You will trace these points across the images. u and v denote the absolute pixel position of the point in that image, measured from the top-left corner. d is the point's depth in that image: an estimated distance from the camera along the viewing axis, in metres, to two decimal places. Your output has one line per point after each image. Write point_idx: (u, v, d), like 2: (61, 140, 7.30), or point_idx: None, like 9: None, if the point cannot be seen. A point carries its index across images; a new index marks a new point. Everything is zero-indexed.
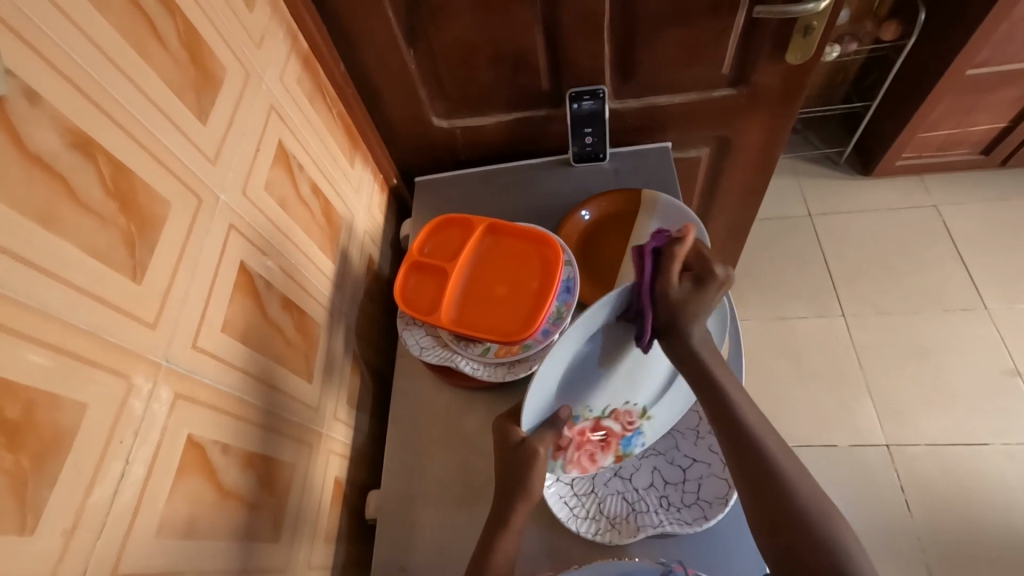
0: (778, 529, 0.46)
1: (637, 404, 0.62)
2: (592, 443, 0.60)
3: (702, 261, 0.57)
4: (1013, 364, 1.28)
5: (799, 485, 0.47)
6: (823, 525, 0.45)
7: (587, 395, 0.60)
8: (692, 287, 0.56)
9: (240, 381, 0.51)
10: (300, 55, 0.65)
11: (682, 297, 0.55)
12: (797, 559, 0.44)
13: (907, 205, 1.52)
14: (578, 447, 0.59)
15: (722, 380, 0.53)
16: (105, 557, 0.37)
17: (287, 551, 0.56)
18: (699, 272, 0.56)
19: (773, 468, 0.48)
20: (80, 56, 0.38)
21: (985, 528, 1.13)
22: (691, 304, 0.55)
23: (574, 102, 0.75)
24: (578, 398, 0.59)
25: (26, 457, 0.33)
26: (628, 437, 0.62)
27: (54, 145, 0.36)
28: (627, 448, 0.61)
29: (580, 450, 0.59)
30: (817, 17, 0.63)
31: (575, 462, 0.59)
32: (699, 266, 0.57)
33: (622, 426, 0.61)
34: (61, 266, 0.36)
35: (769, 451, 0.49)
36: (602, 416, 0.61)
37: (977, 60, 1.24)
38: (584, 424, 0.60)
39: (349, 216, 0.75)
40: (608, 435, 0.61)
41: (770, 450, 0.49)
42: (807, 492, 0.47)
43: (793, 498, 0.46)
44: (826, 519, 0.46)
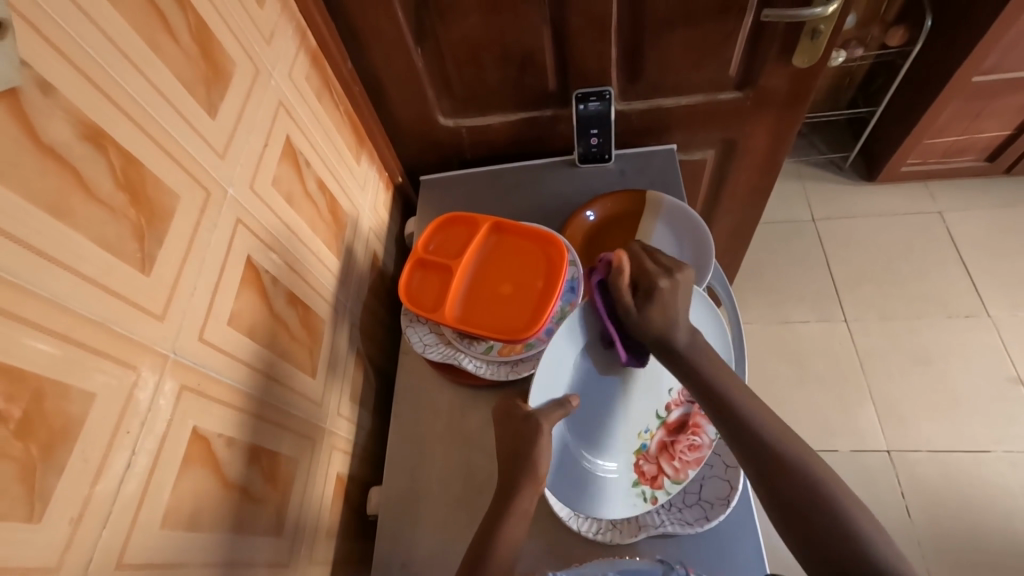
0: (804, 529, 0.43)
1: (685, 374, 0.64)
2: (680, 439, 0.61)
3: (647, 275, 0.60)
4: (1017, 371, 1.27)
5: (810, 477, 0.45)
6: (840, 519, 0.43)
7: (630, 423, 0.63)
8: (648, 301, 0.59)
9: (246, 375, 0.52)
10: (308, 53, 0.66)
11: (644, 313, 0.58)
12: (820, 556, 0.42)
13: (912, 211, 1.51)
14: (672, 458, 0.61)
15: (705, 368, 0.54)
16: (110, 547, 0.37)
17: (289, 546, 0.56)
18: (647, 289, 0.59)
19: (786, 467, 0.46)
20: (94, 49, 0.39)
21: (987, 534, 1.12)
22: (649, 319, 0.58)
23: (580, 103, 0.75)
24: (628, 433, 0.62)
25: (35, 445, 0.33)
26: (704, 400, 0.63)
27: (66, 137, 0.37)
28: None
29: (678, 456, 0.60)
30: (824, 22, 0.63)
31: (685, 464, 0.60)
32: (647, 284, 0.59)
33: (688, 403, 0.63)
34: (70, 257, 0.36)
35: (779, 449, 0.47)
36: (666, 416, 0.63)
37: (983, 66, 1.24)
38: (659, 438, 0.62)
39: (355, 213, 0.75)
40: (686, 419, 0.62)
41: (782, 448, 0.47)
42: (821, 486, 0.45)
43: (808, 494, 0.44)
44: (842, 511, 0.43)
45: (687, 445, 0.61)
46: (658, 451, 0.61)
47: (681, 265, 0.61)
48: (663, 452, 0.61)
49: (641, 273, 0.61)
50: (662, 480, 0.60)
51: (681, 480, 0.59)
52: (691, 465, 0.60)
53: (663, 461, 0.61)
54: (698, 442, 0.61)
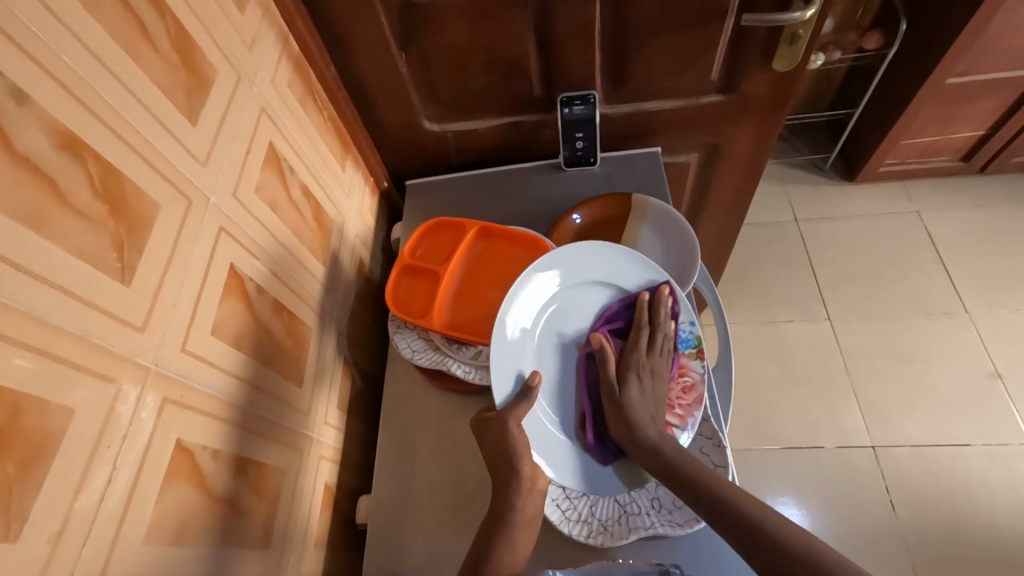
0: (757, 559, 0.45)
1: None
2: (671, 387, 0.63)
3: (634, 358, 0.63)
4: (995, 367, 1.30)
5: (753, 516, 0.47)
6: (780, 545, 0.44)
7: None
8: (632, 385, 0.61)
9: (232, 385, 0.51)
10: (291, 58, 0.65)
11: (625, 395, 0.60)
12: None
13: (891, 211, 1.54)
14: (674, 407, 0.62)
15: (668, 449, 0.55)
16: (91, 565, 0.36)
17: (277, 559, 0.55)
18: (631, 372, 0.62)
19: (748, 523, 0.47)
20: (70, 57, 0.38)
21: (970, 529, 1.14)
22: (627, 402, 0.60)
23: (565, 108, 0.75)
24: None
25: (12, 463, 0.32)
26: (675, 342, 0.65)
27: (43, 147, 0.36)
28: (686, 347, 0.65)
29: (677, 403, 0.63)
30: (803, 27, 0.64)
31: (688, 408, 0.62)
32: (634, 366, 0.62)
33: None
34: (48, 269, 0.35)
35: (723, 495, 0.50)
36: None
37: (957, 70, 1.26)
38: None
39: (340, 219, 0.75)
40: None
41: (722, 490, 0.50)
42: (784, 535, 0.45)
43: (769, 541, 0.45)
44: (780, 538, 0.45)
45: (679, 389, 0.64)
46: None
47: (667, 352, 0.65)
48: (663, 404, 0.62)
49: (628, 354, 0.64)
50: (676, 432, 0.61)
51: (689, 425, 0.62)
52: (694, 404, 0.62)
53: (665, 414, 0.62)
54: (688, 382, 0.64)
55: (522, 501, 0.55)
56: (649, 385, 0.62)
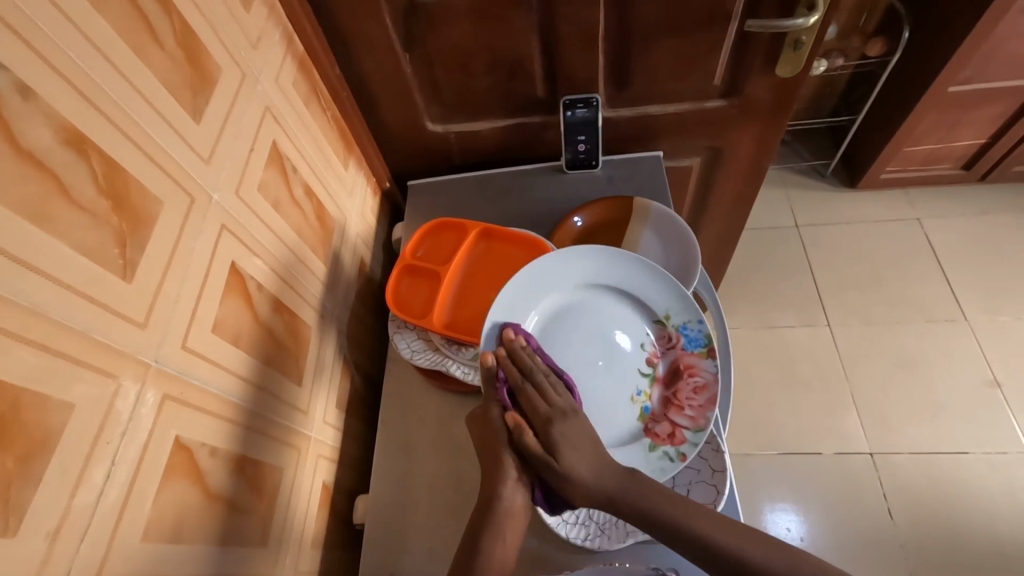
0: None
1: (651, 328, 0.64)
2: (681, 387, 0.61)
3: (544, 416, 0.58)
4: (994, 374, 1.30)
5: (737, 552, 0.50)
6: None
7: (622, 390, 0.62)
8: (561, 444, 0.57)
9: (231, 383, 0.51)
10: (295, 58, 0.65)
11: (565, 466, 0.56)
12: None
13: (892, 217, 1.54)
14: (683, 408, 0.60)
15: (628, 488, 0.54)
16: (89, 560, 0.36)
17: (275, 557, 0.55)
18: (552, 433, 0.58)
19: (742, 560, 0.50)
20: (76, 53, 0.38)
21: (967, 537, 1.14)
22: (569, 467, 0.56)
23: (568, 110, 0.76)
24: (622, 400, 0.61)
25: (12, 457, 0.33)
26: (683, 341, 0.62)
27: (47, 141, 0.36)
28: (695, 345, 0.61)
29: (688, 403, 0.60)
30: (807, 33, 0.64)
31: (700, 409, 0.59)
32: (548, 417, 0.58)
33: (669, 351, 0.62)
34: (51, 264, 0.35)
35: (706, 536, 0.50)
36: (654, 370, 0.62)
37: (960, 77, 1.27)
38: (660, 395, 0.61)
39: (342, 218, 0.75)
40: (677, 365, 0.62)
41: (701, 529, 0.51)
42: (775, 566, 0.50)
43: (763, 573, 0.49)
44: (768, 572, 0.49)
45: (690, 389, 0.60)
46: (663, 407, 0.61)
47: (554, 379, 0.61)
48: (670, 406, 0.61)
49: (532, 406, 0.59)
50: (684, 434, 0.59)
51: (701, 427, 0.58)
52: (706, 405, 0.59)
53: (674, 415, 0.60)
54: (699, 382, 0.60)
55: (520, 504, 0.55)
56: (573, 425, 0.58)
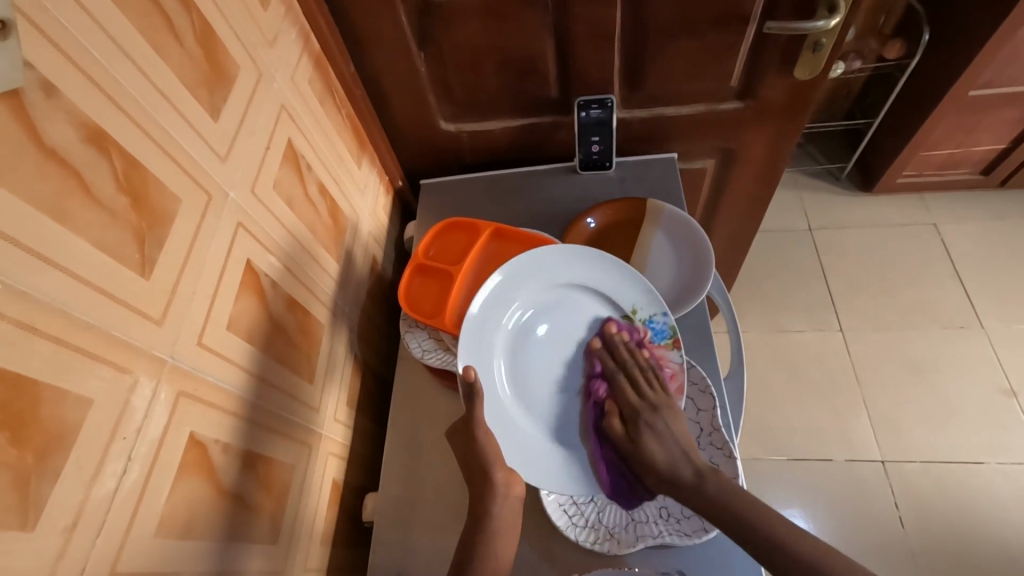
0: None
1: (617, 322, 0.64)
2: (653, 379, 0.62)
3: (635, 408, 0.59)
4: (1009, 383, 1.28)
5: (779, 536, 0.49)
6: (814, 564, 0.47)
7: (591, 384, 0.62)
8: (645, 434, 0.58)
9: (244, 381, 0.51)
10: (311, 56, 0.65)
11: (647, 454, 0.56)
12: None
13: (907, 222, 1.52)
14: None
15: (694, 477, 0.54)
16: (104, 555, 0.37)
17: (285, 553, 0.55)
18: (641, 419, 0.59)
19: (787, 552, 0.48)
20: (98, 51, 0.38)
21: (979, 547, 1.13)
22: (646, 450, 0.57)
23: (582, 111, 0.75)
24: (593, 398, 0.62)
25: (30, 452, 0.33)
26: (650, 334, 0.63)
27: (69, 138, 0.36)
28: (662, 338, 0.63)
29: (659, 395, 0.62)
30: (826, 35, 0.63)
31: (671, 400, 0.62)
32: (641, 412, 0.59)
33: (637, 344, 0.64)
34: (70, 259, 0.35)
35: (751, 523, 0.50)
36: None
37: (979, 81, 1.25)
38: None
39: (354, 216, 0.75)
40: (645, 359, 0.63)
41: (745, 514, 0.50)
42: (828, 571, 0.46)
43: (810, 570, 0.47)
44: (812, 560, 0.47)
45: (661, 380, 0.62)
46: None
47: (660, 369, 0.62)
48: None
49: (623, 399, 0.60)
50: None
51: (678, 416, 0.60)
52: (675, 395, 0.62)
53: None
54: (670, 373, 0.62)
55: (502, 507, 0.55)
56: (663, 417, 0.58)
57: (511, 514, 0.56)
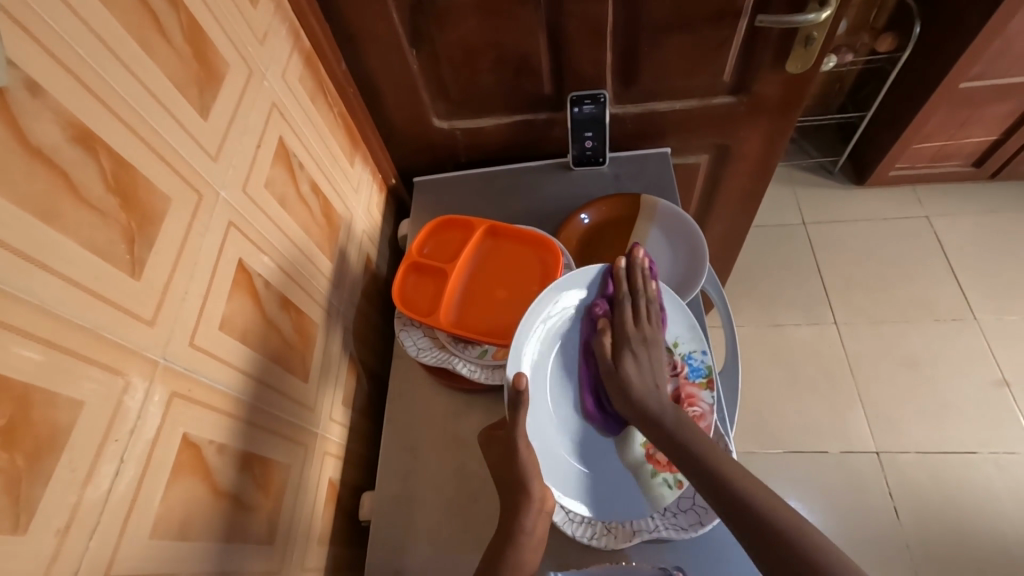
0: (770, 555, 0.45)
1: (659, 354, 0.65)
2: None
3: (625, 333, 0.62)
4: (1002, 374, 1.29)
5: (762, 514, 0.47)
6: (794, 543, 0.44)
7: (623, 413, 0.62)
8: (628, 358, 0.61)
9: (238, 380, 0.51)
10: (302, 53, 0.65)
11: (623, 374, 0.60)
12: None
13: (900, 215, 1.53)
14: None
15: (670, 420, 0.56)
16: (98, 557, 0.36)
17: (281, 553, 0.55)
18: (629, 343, 0.62)
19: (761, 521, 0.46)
20: (84, 49, 0.38)
21: (974, 537, 1.14)
22: (623, 371, 0.60)
23: (575, 107, 0.75)
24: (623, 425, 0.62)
25: (21, 455, 0.33)
26: (687, 369, 0.63)
27: (55, 138, 0.36)
28: (697, 376, 0.63)
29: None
30: (818, 28, 0.63)
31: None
32: (629, 343, 0.62)
33: (673, 378, 0.63)
34: (59, 261, 0.35)
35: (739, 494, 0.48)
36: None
37: (971, 74, 1.25)
38: None
39: (348, 215, 0.75)
40: (678, 394, 0.62)
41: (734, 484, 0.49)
42: (764, 511, 0.47)
43: (746, 507, 0.47)
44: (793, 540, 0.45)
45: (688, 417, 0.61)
46: None
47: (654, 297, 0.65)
48: None
49: (620, 329, 0.63)
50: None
51: None
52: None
53: None
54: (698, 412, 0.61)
55: (532, 520, 0.55)
56: (645, 354, 0.62)
57: (508, 512, 0.56)
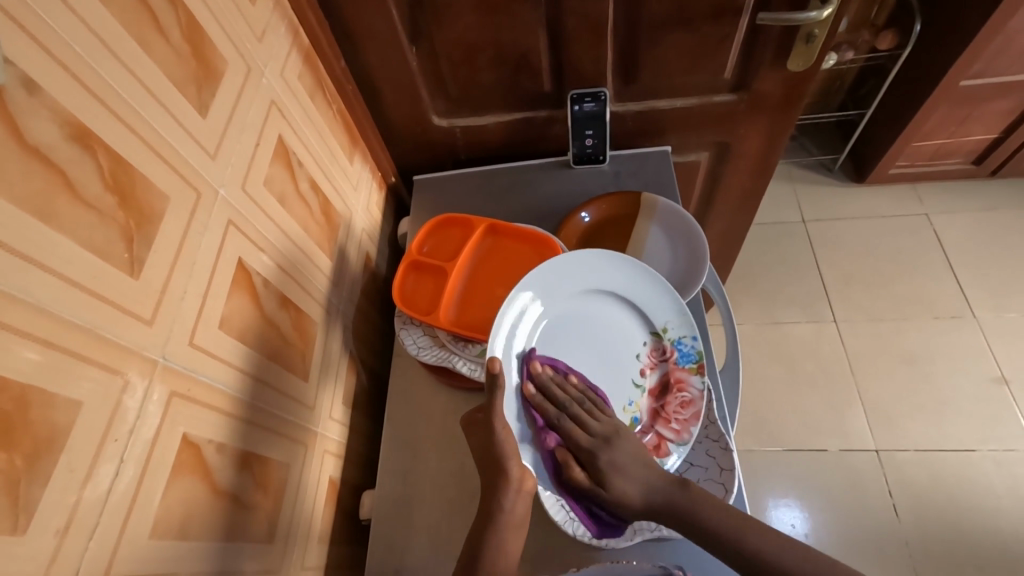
0: None
1: (647, 338, 0.64)
2: (669, 400, 0.62)
3: (587, 450, 0.59)
4: (1001, 371, 1.29)
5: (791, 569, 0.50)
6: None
7: (614, 399, 0.64)
8: (606, 473, 0.58)
9: (236, 379, 0.50)
10: (300, 51, 0.65)
11: (616, 493, 0.57)
12: None
13: (899, 213, 1.53)
14: (669, 421, 0.61)
15: (680, 498, 0.55)
16: (98, 557, 0.36)
17: (281, 553, 0.55)
18: (596, 461, 0.58)
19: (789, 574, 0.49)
20: (81, 46, 0.37)
21: (971, 534, 1.14)
22: (616, 490, 0.57)
23: (575, 104, 0.75)
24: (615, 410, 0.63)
25: (20, 455, 0.32)
26: (677, 355, 0.63)
27: (52, 136, 0.35)
28: (687, 360, 0.62)
29: (674, 417, 0.61)
30: (819, 26, 0.63)
31: (685, 423, 0.60)
32: (594, 456, 0.59)
33: (662, 363, 0.63)
34: (57, 260, 0.35)
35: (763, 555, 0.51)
36: (646, 381, 0.64)
37: (971, 71, 1.25)
38: (650, 407, 0.63)
39: (347, 213, 0.74)
40: (668, 378, 0.63)
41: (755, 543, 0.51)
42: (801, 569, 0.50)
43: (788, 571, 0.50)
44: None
45: (677, 403, 0.62)
46: (652, 418, 0.62)
47: (580, 392, 0.62)
48: (657, 417, 0.62)
49: (578, 444, 0.60)
50: (667, 447, 0.60)
51: (686, 440, 0.60)
52: (691, 421, 0.60)
53: (661, 427, 0.62)
54: (688, 397, 0.61)
55: (512, 500, 0.54)
56: (615, 448, 0.59)
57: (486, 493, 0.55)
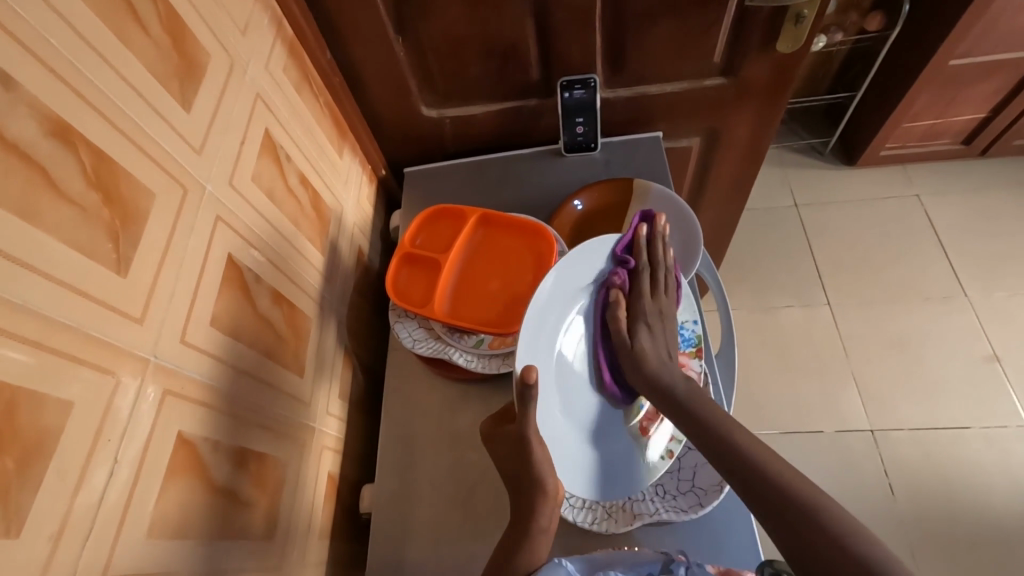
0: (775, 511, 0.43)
1: None
2: None
3: (642, 305, 0.62)
4: (992, 350, 1.30)
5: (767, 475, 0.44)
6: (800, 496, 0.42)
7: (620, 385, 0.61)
8: (643, 330, 0.60)
9: (230, 376, 0.50)
10: (285, 43, 0.64)
11: (637, 342, 0.59)
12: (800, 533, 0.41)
13: (890, 195, 1.53)
14: None
15: (680, 385, 0.55)
16: (94, 560, 0.36)
17: (280, 550, 0.55)
18: (646, 316, 0.61)
19: (759, 476, 0.45)
20: (58, 40, 0.37)
21: (965, 510, 1.15)
22: (639, 343, 0.59)
23: (565, 92, 0.74)
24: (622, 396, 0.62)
25: (11, 459, 0.32)
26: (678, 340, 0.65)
27: (31, 134, 0.35)
28: (688, 345, 0.65)
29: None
30: (807, 6, 0.63)
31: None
32: (643, 315, 0.61)
33: None
34: (41, 260, 0.34)
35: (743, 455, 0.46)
36: None
37: (959, 51, 1.25)
38: None
39: (338, 207, 0.74)
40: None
41: (737, 445, 0.47)
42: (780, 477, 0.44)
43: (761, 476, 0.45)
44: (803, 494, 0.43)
45: None
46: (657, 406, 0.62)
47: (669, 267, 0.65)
48: None
49: (638, 297, 0.62)
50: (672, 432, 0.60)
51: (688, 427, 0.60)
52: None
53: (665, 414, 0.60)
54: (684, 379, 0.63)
55: (546, 517, 0.53)
56: (664, 323, 0.61)
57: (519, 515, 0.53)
